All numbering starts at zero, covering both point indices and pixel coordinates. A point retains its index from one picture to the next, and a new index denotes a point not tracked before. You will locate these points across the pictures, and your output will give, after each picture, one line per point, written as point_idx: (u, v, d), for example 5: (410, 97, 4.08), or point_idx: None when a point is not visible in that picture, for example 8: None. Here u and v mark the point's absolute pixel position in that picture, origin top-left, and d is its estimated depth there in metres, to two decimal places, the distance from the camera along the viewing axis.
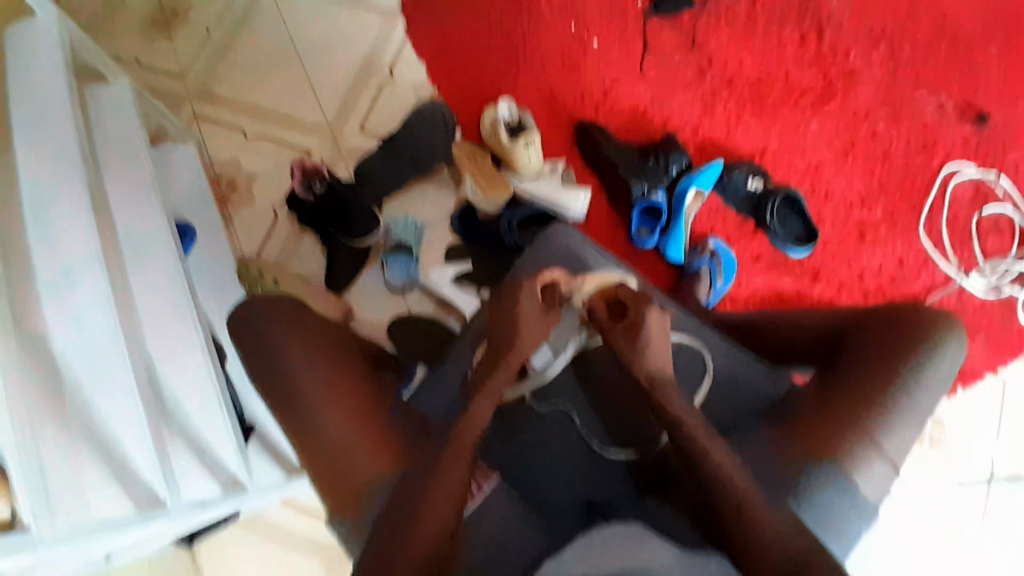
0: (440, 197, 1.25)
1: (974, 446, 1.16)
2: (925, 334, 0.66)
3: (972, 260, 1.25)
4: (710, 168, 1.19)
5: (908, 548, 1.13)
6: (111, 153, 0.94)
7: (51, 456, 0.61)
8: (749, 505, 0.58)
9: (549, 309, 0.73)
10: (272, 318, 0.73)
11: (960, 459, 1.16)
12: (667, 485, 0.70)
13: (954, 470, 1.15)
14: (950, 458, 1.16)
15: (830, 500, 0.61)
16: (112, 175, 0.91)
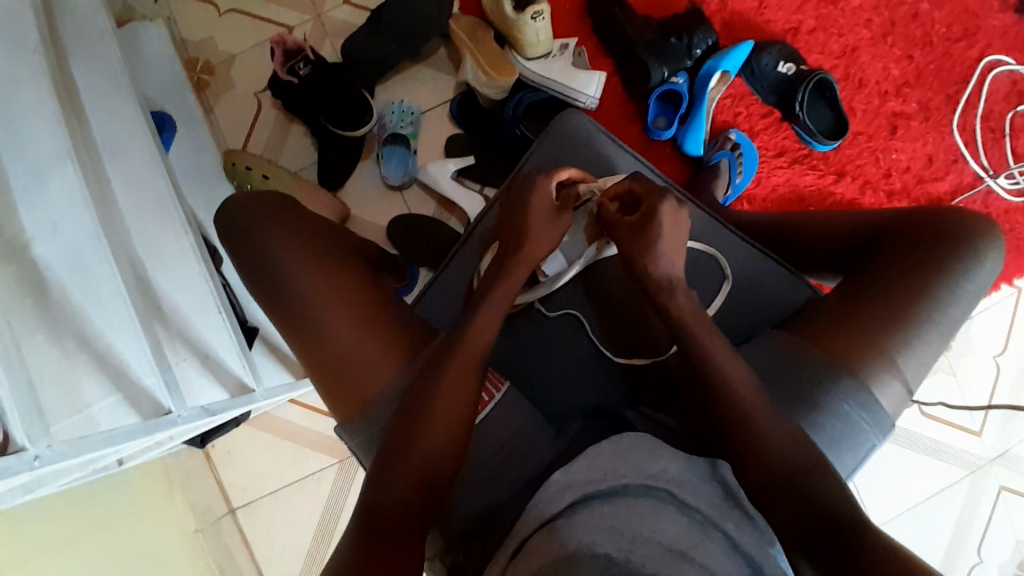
0: (438, 80, 1.14)
1: (983, 353, 1.13)
2: (964, 242, 0.62)
3: (1002, 162, 1.16)
4: (740, 48, 1.07)
5: (916, 463, 1.11)
6: (66, 27, 0.84)
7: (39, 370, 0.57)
8: (752, 415, 0.57)
9: (561, 210, 0.69)
10: (260, 219, 0.68)
11: (969, 365, 1.13)
12: (671, 394, 0.69)
13: (963, 382, 1.12)
14: (958, 365, 1.13)
15: (846, 414, 0.60)
16: (71, 54, 0.83)
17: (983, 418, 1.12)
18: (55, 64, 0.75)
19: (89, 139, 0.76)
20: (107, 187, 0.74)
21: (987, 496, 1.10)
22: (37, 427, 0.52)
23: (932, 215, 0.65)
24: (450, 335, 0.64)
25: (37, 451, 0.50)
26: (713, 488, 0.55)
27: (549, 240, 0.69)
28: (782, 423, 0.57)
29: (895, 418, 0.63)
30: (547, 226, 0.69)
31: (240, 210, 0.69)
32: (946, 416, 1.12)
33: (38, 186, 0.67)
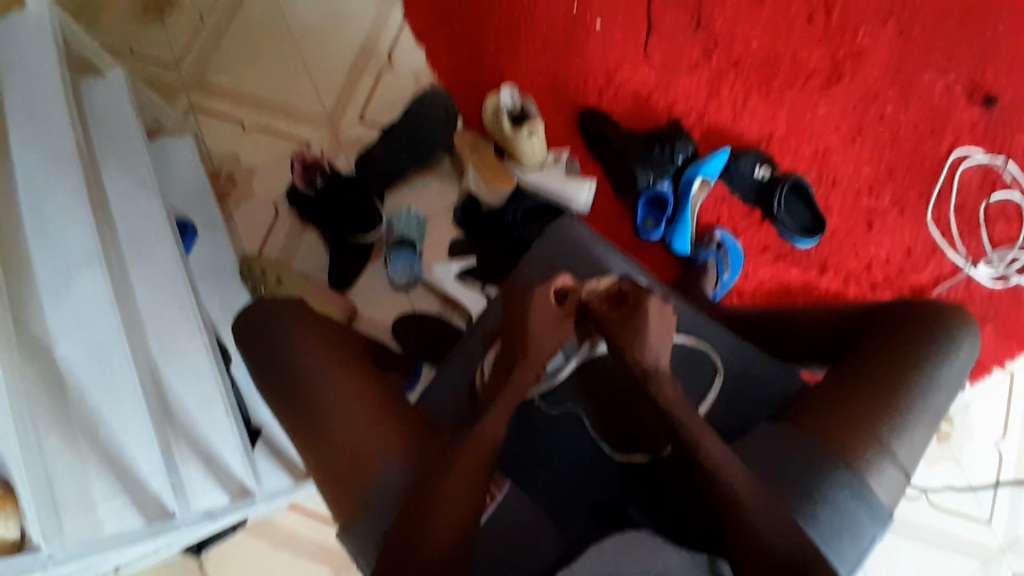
0: (441, 188, 1.23)
1: (984, 439, 1.14)
2: (939, 331, 0.66)
3: (980, 250, 1.23)
4: (718, 156, 1.17)
5: (922, 553, 1.10)
6: (106, 147, 0.94)
7: (57, 467, 0.62)
8: (748, 510, 0.57)
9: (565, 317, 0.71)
10: (278, 321, 0.72)
11: (971, 452, 1.13)
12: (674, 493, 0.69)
13: (964, 468, 1.13)
14: (959, 452, 1.13)
15: (843, 504, 0.60)
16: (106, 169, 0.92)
17: (991, 506, 1.11)
18: (95, 179, 0.83)
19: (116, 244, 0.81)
20: (127, 288, 0.79)
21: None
22: (53, 525, 0.57)
23: (906, 306, 0.69)
24: (457, 441, 0.65)
25: (50, 550, 0.56)
26: None
27: (551, 346, 0.71)
28: (780, 519, 0.57)
29: (893, 508, 0.63)
30: (545, 328, 0.71)
31: (260, 313, 0.73)
32: (950, 502, 1.11)
33: (64, 289, 0.71)
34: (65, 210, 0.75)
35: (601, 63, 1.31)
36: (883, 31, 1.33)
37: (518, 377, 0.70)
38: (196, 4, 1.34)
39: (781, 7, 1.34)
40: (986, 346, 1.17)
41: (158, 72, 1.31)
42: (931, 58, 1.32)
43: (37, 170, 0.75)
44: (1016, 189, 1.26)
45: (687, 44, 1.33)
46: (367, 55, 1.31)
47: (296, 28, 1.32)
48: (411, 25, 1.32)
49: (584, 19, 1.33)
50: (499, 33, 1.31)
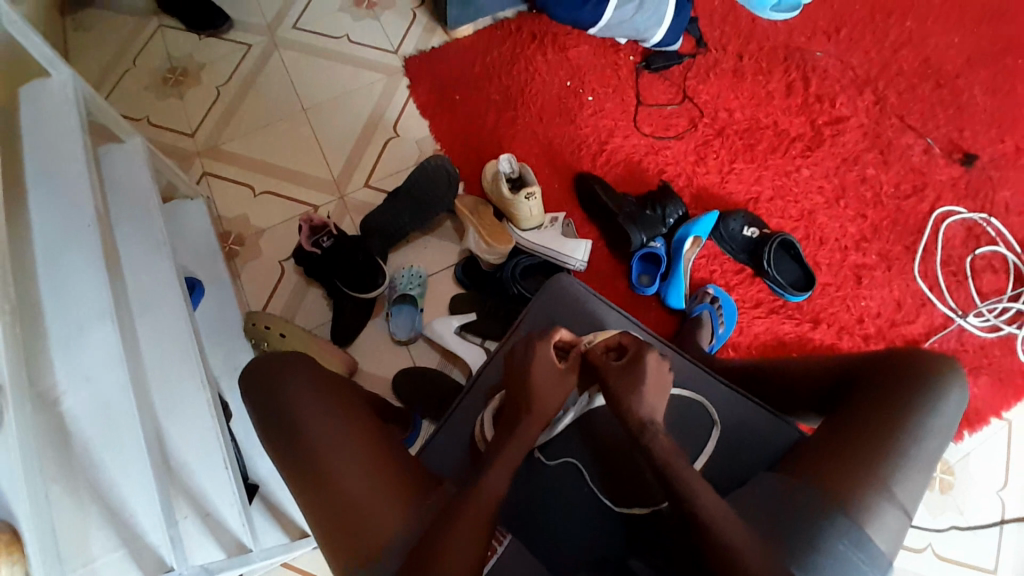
0: (442, 247, 1.28)
1: (985, 487, 1.14)
2: (929, 379, 0.67)
3: (969, 302, 1.26)
4: (707, 216, 1.22)
5: None
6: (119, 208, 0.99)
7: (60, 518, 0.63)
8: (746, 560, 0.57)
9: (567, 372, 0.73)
10: (282, 375, 0.73)
11: (974, 503, 1.12)
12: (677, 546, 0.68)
13: (969, 520, 1.11)
14: (962, 501, 1.13)
15: (845, 554, 0.60)
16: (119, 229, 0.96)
17: (997, 556, 1.10)
18: (110, 238, 0.87)
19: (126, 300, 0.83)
20: (135, 340, 0.80)
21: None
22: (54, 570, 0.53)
23: (894, 355, 0.71)
24: (459, 492, 0.65)
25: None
26: None
27: (551, 403, 0.72)
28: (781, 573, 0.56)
29: (892, 557, 0.62)
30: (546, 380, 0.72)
31: (264, 368, 0.75)
32: (958, 556, 1.10)
33: (76, 342, 0.73)
34: (80, 267, 0.78)
35: (594, 131, 1.40)
36: (860, 100, 1.44)
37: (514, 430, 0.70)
38: (215, 80, 1.44)
39: (759, 80, 1.45)
40: (982, 396, 1.18)
41: (174, 140, 1.39)
42: (908, 124, 1.41)
43: (57, 230, 0.79)
44: (999, 242, 1.31)
45: (675, 113, 1.42)
46: (374, 125, 1.39)
47: (308, 101, 1.42)
48: (416, 98, 1.42)
49: (578, 92, 1.43)
50: (498, 106, 1.41)
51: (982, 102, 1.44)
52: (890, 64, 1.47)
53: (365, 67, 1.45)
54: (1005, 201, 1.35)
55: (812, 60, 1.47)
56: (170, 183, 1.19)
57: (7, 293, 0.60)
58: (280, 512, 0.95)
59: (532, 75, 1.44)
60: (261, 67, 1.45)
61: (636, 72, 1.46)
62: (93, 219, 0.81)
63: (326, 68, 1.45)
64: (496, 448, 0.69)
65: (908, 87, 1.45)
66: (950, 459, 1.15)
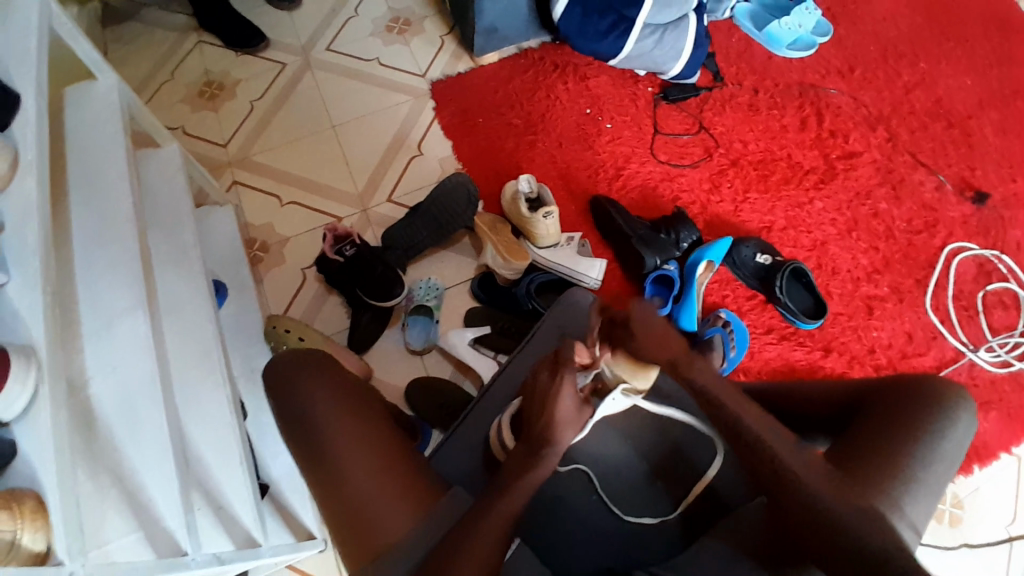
0: (459, 262, 1.32)
1: (994, 522, 1.12)
2: (939, 404, 0.68)
3: (980, 337, 1.26)
4: (721, 242, 1.24)
5: None
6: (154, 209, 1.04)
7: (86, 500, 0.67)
8: None
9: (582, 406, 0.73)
10: (301, 375, 0.75)
11: (983, 539, 1.11)
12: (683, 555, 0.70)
13: (978, 555, 1.10)
14: (971, 535, 1.11)
15: None
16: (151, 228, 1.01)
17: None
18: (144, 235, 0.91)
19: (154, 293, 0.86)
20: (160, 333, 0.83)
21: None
22: (78, 545, 0.53)
23: (903, 379, 0.72)
24: (482, 500, 0.67)
25: (73, 567, 0.51)
26: None
27: (575, 420, 0.72)
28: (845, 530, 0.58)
29: None
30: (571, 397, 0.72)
31: (284, 369, 0.76)
32: None
33: (108, 333, 0.76)
34: (116, 260, 0.82)
35: (612, 156, 1.44)
36: (872, 137, 1.47)
37: (531, 438, 0.71)
38: (248, 95, 1.51)
39: (773, 114, 1.49)
40: (993, 431, 1.17)
41: (206, 149, 1.45)
42: (919, 161, 1.44)
43: (95, 226, 0.84)
44: (1010, 279, 1.31)
45: (690, 142, 1.46)
46: (398, 143, 1.45)
47: (337, 118, 1.48)
48: (440, 119, 1.47)
49: (596, 119, 1.48)
50: (519, 130, 1.46)
51: (993, 143, 1.46)
52: (902, 103, 1.50)
53: (394, 89, 1.51)
54: (1016, 239, 1.35)
55: (825, 97, 1.51)
56: (200, 188, 1.24)
57: (50, 277, 0.63)
58: (289, 513, 0.97)
59: (553, 101, 1.49)
60: (293, 85, 1.52)
61: (653, 103, 1.50)
62: (129, 215, 0.85)
63: (355, 87, 1.51)
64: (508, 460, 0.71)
65: (920, 126, 1.48)
66: (959, 492, 1.14)
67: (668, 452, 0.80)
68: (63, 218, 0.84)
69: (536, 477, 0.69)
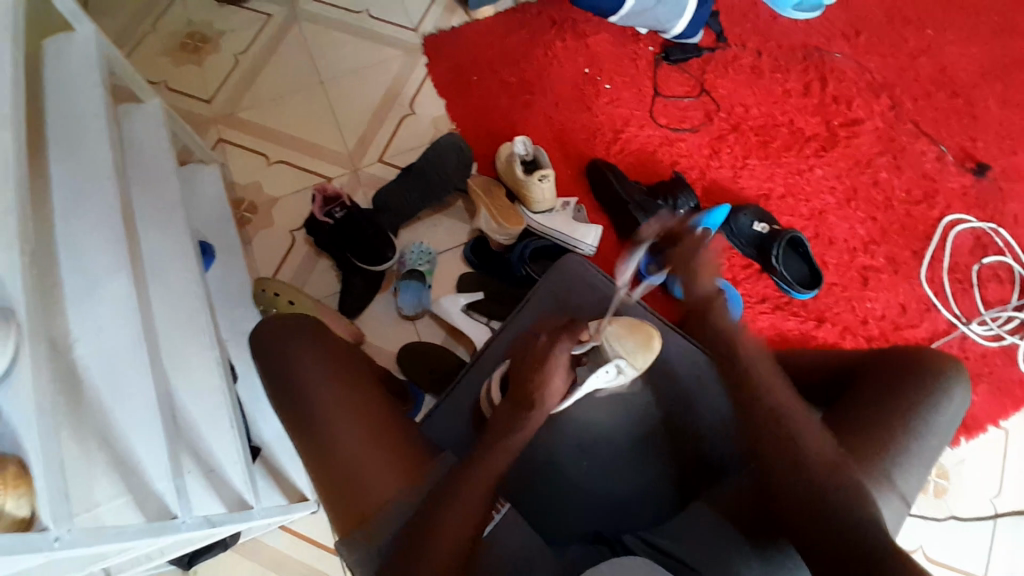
0: (453, 226, 1.29)
1: (977, 491, 1.15)
2: (936, 378, 0.69)
3: (972, 309, 1.26)
4: (719, 209, 1.22)
5: None
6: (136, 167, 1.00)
7: (69, 456, 0.64)
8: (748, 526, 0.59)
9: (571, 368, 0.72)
10: (287, 340, 0.74)
11: (967, 508, 1.14)
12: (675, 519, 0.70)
13: (963, 524, 1.13)
14: (955, 505, 1.14)
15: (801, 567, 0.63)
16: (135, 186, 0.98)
17: (986, 559, 1.11)
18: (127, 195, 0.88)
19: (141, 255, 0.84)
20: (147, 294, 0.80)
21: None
22: (63, 510, 0.52)
23: (900, 352, 0.72)
24: (463, 466, 0.66)
25: (59, 532, 0.50)
26: None
27: (560, 389, 0.71)
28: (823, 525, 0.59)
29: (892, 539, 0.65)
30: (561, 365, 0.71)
31: (272, 333, 0.75)
32: (950, 558, 1.11)
33: (91, 293, 0.74)
34: (96, 220, 0.79)
35: (610, 119, 1.40)
36: (876, 104, 1.43)
37: (516, 398, 0.70)
38: (232, 46, 1.44)
39: (777, 78, 1.45)
40: (981, 404, 1.19)
41: (190, 104, 1.39)
42: (922, 131, 1.41)
43: (75, 182, 0.81)
44: (1005, 253, 1.31)
45: (692, 106, 1.42)
46: (390, 101, 1.40)
47: (325, 74, 1.42)
48: (433, 78, 1.42)
49: (595, 79, 1.43)
50: (516, 89, 1.41)
51: (998, 114, 1.43)
52: (909, 69, 1.46)
53: (385, 43, 1.45)
54: (1014, 213, 1.34)
55: (831, 62, 1.47)
56: (185, 146, 1.20)
57: (27, 235, 0.60)
58: (281, 477, 0.98)
59: (551, 60, 1.44)
60: (279, 37, 1.45)
61: (654, 63, 1.45)
62: (110, 173, 0.82)
63: (345, 41, 1.45)
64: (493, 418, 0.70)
65: (925, 94, 1.44)
66: (945, 463, 1.16)
67: (663, 418, 0.80)
68: (41, 177, 0.81)
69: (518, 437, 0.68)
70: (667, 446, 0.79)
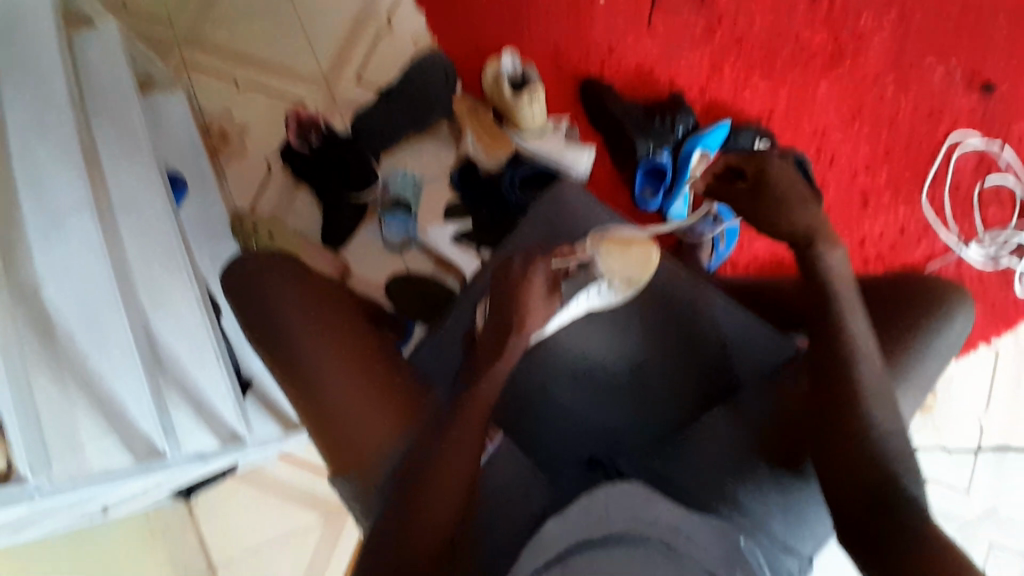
0: (439, 151, 1.22)
1: (963, 410, 1.17)
2: (941, 304, 0.67)
3: (972, 231, 1.24)
4: (717, 128, 1.18)
5: None
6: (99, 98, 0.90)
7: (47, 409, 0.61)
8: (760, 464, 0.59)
9: (553, 297, 0.64)
10: (263, 277, 0.71)
11: (952, 425, 1.17)
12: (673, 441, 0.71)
13: (946, 440, 1.16)
14: (941, 421, 1.17)
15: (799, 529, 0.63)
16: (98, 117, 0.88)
17: (966, 472, 1.16)
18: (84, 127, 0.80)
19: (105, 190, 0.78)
20: (116, 232, 0.75)
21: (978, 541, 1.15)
22: (42, 459, 0.53)
23: (906, 280, 0.71)
24: (456, 401, 0.64)
25: (38, 483, 0.52)
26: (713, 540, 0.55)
27: (544, 316, 0.64)
28: (830, 445, 0.60)
29: None
30: (541, 293, 0.64)
31: (247, 272, 0.71)
32: (932, 471, 1.15)
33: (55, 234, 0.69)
34: (52, 154, 0.72)
35: (605, 33, 1.29)
36: (884, 19, 1.32)
37: (497, 325, 0.65)
38: None
39: None
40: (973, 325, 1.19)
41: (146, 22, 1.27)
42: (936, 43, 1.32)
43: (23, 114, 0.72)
44: (1008, 174, 1.27)
45: (693, 19, 1.30)
46: (365, 16, 1.28)
47: None
48: None
49: None
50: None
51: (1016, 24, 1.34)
52: None
53: None
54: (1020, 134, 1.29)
55: None
56: (144, 70, 1.10)
57: None
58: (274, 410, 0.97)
59: None
60: None
61: None
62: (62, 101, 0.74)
63: None
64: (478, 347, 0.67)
65: None
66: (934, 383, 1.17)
67: (671, 341, 0.78)
68: None
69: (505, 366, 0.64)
70: (670, 369, 0.78)
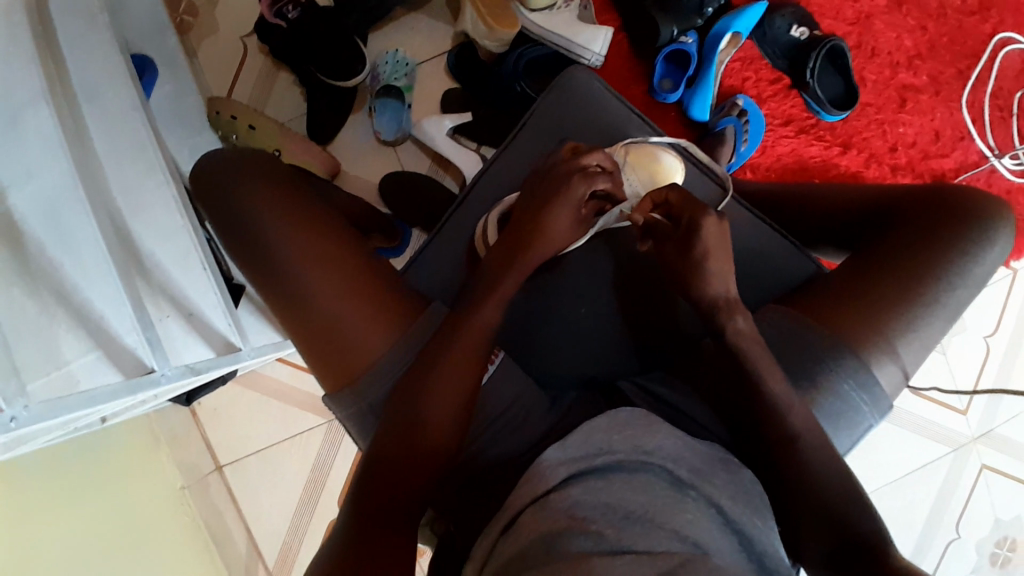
0: (433, 31, 1.10)
1: (973, 332, 1.14)
2: (974, 224, 0.63)
3: (1008, 141, 1.13)
4: (754, 8, 1.03)
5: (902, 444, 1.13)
6: None
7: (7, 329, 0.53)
8: (778, 392, 0.58)
9: (581, 222, 0.66)
10: (238, 180, 0.64)
11: (960, 347, 1.14)
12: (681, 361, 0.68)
13: (951, 363, 1.13)
14: (948, 345, 1.14)
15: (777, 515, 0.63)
16: None
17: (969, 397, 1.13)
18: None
19: (64, 77, 0.70)
20: (84, 132, 0.69)
21: (968, 473, 1.13)
22: (13, 388, 0.49)
23: (941, 197, 0.65)
24: (454, 316, 0.61)
25: (14, 412, 0.47)
26: (723, 472, 0.53)
27: (564, 239, 0.65)
28: None
29: (892, 399, 0.63)
30: (566, 215, 0.64)
31: (220, 176, 0.65)
32: (935, 394, 1.13)
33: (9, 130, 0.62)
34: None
35: None
36: None
37: (500, 249, 0.64)
38: None
39: None
40: None
41: None
42: None
43: None
44: None
45: None
46: None
47: None
48: None
49: None
50: None
51: None
52: None
53: None
54: None
55: None
56: None
57: None
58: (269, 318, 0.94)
59: None
60: None
61: None
62: None
63: None
64: (473, 283, 0.64)
65: None
66: None
67: None
68: None
69: (506, 289, 0.63)
70: None
